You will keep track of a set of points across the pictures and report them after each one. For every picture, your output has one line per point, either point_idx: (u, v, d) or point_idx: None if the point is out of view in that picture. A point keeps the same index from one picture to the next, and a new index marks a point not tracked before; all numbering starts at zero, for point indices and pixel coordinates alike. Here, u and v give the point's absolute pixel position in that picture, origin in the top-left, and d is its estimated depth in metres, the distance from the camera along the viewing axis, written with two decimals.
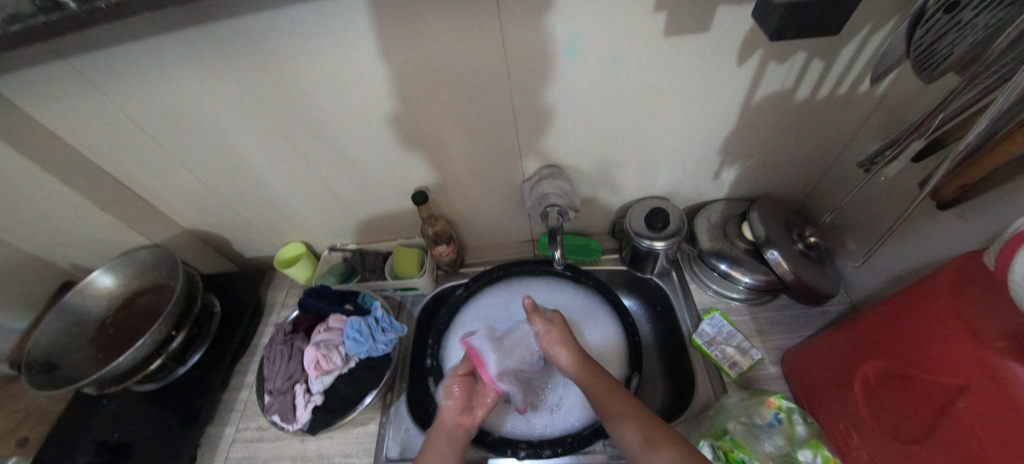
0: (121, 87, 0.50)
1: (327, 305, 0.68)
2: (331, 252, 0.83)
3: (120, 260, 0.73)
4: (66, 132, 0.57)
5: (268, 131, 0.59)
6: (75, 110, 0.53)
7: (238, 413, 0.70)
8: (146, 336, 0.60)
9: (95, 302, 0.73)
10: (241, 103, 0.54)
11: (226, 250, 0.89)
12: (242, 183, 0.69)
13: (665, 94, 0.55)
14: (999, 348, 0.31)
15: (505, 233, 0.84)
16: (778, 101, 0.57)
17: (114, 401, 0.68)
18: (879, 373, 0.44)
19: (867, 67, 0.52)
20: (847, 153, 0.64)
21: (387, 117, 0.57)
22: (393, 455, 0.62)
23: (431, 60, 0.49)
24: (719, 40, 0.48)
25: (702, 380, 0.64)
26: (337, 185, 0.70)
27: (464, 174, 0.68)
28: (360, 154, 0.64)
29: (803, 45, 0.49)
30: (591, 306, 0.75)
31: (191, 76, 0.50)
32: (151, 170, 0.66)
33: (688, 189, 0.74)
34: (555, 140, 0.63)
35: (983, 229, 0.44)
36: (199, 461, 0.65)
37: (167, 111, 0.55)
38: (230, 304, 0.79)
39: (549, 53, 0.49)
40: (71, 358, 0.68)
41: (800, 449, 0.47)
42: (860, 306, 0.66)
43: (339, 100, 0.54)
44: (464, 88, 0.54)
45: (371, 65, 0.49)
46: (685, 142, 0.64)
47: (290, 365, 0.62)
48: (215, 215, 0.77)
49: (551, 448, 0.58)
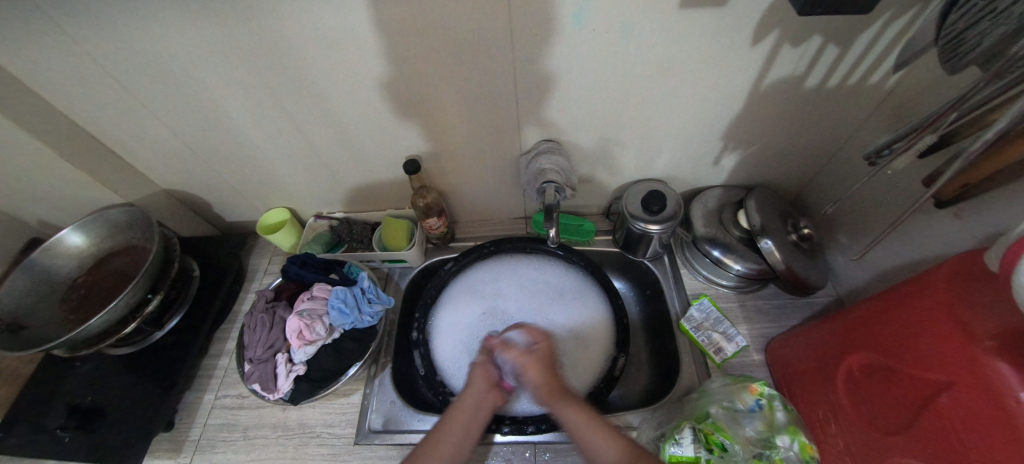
0: (85, 28, 0.46)
1: (311, 274, 0.66)
2: (317, 220, 0.81)
3: (91, 218, 0.69)
4: (24, 76, 0.52)
5: (250, 87, 0.55)
6: (30, 49, 0.48)
7: (219, 380, 0.68)
8: (118, 299, 0.57)
9: (64, 261, 0.69)
10: (220, 54, 0.49)
11: (206, 213, 0.85)
12: (223, 144, 0.65)
13: (674, 73, 0.53)
14: (989, 348, 0.31)
15: (498, 208, 0.82)
16: (789, 87, 0.55)
17: (86, 363, 0.66)
18: (863, 365, 0.44)
19: (882, 56, 0.50)
20: (849, 145, 0.63)
21: (380, 80, 0.53)
22: (377, 426, 0.62)
23: (429, 20, 0.45)
24: (738, 17, 0.45)
25: (686, 364, 0.65)
26: (324, 149, 0.66)
27: (458, 144, 0.65)
28: (350, 118, 0.60)
29: (822, 28, 0.47)
30: (581, 286, 0.75)
31: (162, 20, 0.45)
32: (122, 123, 0.61)
33: (687, 173, 0.73)
34: (557, 113, 0.60)
35: (979, 228, 0.44)
36: (178, 426, 0.64)
37: (135, 59, 0.50)
38: (209, 269, 0.76)
39: (555, 19, 0.46)
40: (39, 319, 0.64)
41: (779, 434, 0.49)
42: (845, 299, 0.67)
43: (328, 57, 0.50)
44: (462, 52, 0.50)
45: (363, 21, 0.45)
46: (690, 125, 0.62)
47: (271, 334, 0.60)
48: (194, 175, 0.73)
49: (535, 424, 0.59)
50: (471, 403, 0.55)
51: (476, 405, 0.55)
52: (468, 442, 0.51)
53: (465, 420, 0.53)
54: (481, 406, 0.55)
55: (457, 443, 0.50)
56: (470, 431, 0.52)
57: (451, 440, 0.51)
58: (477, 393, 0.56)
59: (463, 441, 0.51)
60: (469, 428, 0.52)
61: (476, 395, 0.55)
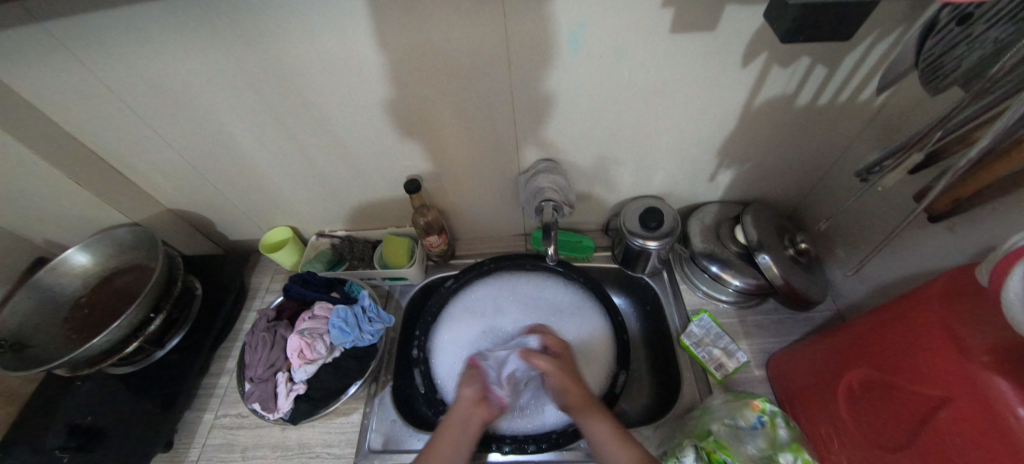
0: (101, 57, 0.48)
1: (312, 292, 0.66)
2: (319, 238, 0.82)
3: (97, 238, 0.70)
4: (41, 101, 0.54)
5: (257, 111, 0.56)
6: (48, 77, 0.50)
7: (219, 399, 0.68)
8: (122, 318, 0.58)
9: (70, 280, 0.70)
10: (229, 79, 0.51)
11: (210, 232, 0.87)
12: (229, 164, 0.67)
13: (667, 94, 0.54)
14: (984, 362, 0.31)
15: (498, 225, 0.83)
16: (779, 106, 0.56)
17: (87, 383, 0.66)
18: (863, 381, 0.44)
19: (869, 77, 0.51)
20: (841, 162, 0.64)
21: (383, 103, 0.55)
22: (376, 446, 0.62)
23: (430, 45, 0.47)
24: (726, 41, 0.47)
25: (688, 381, 0.65)
26: (327, 169, 0.68)
27: (458, 163, 0.67)
28: (353, 139, 0.62)
29: (809, 50, 0.48)
30: (581, 302, 0.75)
31: (174, 47, 0.47)
32: (131, 145, 0.63)
33: (683, 190, 0.74)
34: (554, 132, 0.61)
35: (972, 243, 0.45)
36: (176, 447, 0.63)
37: (148, 85, 0.52)
38: (211, 287, 0.77)
39: (551, 43, 0.47)
40: (42, 338, 0.65)
41: (782, 452, 0.48)
42: (846, 314, 0.67)
43: (332, 81, 0.52)
44: (461, 74, 0.52)
45: (367, 47, 0.47)
46: (685, 143, 0.63)
47: (272, 352, 0.60)
48: (199, 195, 0.75)
49: (535, 444, 0.58)
50: (458, 419, 0.55)
51: (464, 416, 0.55)
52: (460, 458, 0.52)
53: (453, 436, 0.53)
54: (468, 419, 0.55)
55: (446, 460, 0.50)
56: (460, 448, 0.52)
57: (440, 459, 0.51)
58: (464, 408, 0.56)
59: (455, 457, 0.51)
60: (458, 445, 0.52)
61: (463, 410, 0.55)
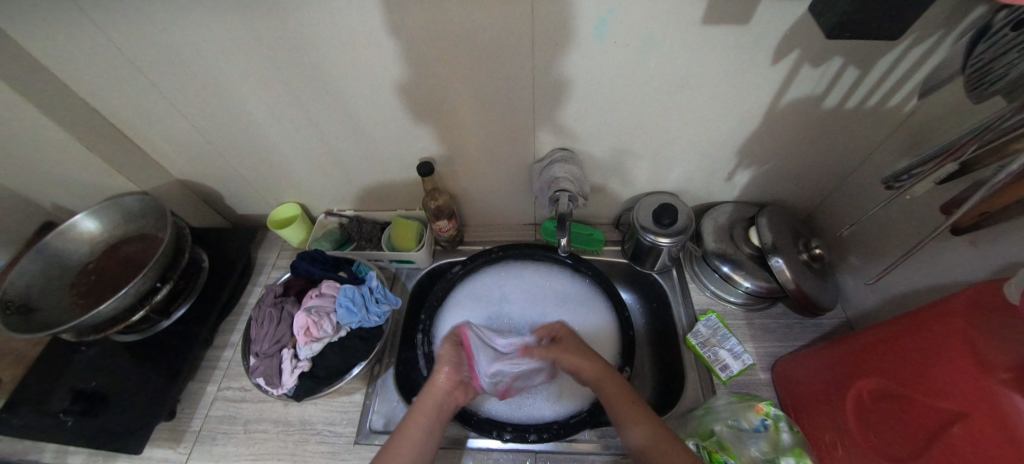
0: (115, 20, 0.46)
1: (320, 270, 0.66)
2: (327, 217, 0.81)
3: (105, 205, 0.70)
4: (54, 64, 0.53)
5: (271, 85, 0.55)
6: (59, 37, 0.49)
7: (222, 372, 0.69)
8: (129, 286, 0.58)
9: (77, 246, 0.70)
10: (244, 51, 0.50)
11: (219, 205, 0.86)
12: (240, 137, 0.66)
13: (691, 88, 0.53)
14: (1003, 380, 0.30)
15: (508, 214, 0.82)
16: (806, 107, 0.55)
17: (92, 349, 0.67)
18: (876, 391, 0.43)
19: (902, 81, 0.50)
20: (864, 167, 0.63)
21: (400, 83, 0.54)
22: (377, 426, 0.62)
23: (452, 23, 0.46)
24: (759, 35, 0.45)
25: (692, 380, 0.65)
26: (340, 147, 0.67)
27: (472, 149, 0.66)
28: (368, 119, 0.61)
29: (844, 50, 0.46)
30: (588, 295, 0.74)
31: (187, 12, 0.45)
32: (143, 114, 0.62)
33: (699, 188, 0.73)
34: (574, 121, 0.60)
35: (994, 258, 0.44)
36: (178, 417, 0.64)
37: (161, 51, 0.51)
38: (218, 260, 0.77)
39: (575, 28, 0.46)
40: (49, 302, 0.65)
41: (784, 456, 0.47)
42: (855, 323, 0.67)
43: (348, 59, 0.51)
44: (481, 56, 0.50)
45: (386, 24, 0.46)
46: (706, 139, 0.62)
47: (278, 329, 0.60)
48: (209, 167, 0.74)
49: (536, 433, 0.58)
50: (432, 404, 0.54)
51: (440, 401, 0.55)
52: (432, 440, 0.52)
53: (425, 420, 0.53)
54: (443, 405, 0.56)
55: (419, 444, 0.50)
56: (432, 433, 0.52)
57: (413, 443, 0.50)
58: (440, 393, 0.56)
59: (427, 440, 0.51)
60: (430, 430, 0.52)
61: (438, 394, 0.56)
